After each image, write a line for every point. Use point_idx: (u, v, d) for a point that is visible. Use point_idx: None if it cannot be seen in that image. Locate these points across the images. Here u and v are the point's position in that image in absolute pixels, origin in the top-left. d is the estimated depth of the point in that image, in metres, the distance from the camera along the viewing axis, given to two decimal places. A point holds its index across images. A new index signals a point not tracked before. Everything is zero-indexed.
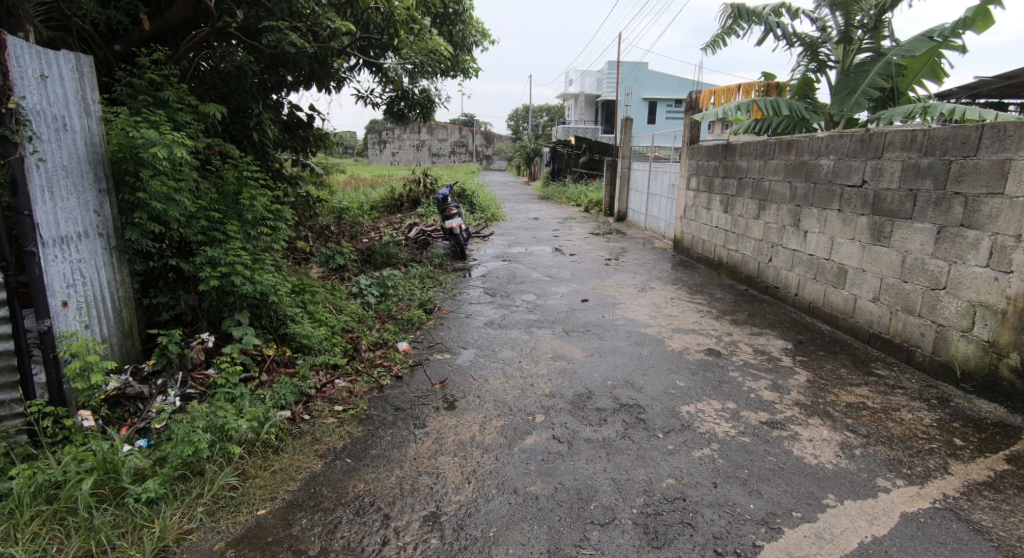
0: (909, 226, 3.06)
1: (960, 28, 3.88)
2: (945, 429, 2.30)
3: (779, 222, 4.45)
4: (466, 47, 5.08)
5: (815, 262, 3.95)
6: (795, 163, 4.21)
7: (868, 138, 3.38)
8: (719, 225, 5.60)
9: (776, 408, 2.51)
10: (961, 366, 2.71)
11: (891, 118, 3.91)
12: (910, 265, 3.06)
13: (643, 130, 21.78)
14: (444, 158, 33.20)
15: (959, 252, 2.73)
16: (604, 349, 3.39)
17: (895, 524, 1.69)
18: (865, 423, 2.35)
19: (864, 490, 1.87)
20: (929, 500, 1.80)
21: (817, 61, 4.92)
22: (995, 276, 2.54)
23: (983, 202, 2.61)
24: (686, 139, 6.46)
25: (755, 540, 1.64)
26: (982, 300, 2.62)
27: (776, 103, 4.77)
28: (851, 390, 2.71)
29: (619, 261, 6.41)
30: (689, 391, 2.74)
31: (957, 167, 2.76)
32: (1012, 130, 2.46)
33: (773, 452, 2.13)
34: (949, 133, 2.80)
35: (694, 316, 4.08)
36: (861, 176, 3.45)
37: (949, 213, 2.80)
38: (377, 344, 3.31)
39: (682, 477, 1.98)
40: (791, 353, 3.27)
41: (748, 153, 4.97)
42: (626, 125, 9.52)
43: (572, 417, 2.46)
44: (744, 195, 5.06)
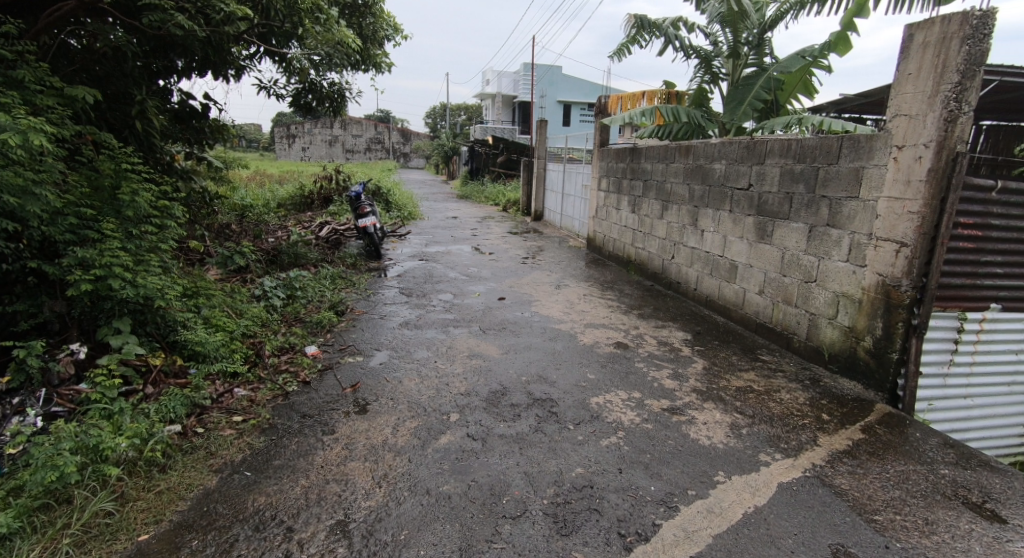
0: (786, 225, 3.41)
1: (827, 51, 4.37)
2: (816, 406, 2.59)
3: (679, 222, 4.77)
4: (376, 41, 4.94)
5: (711, 258, 4.27)
6: (693, 166, 4.53)
7: (753, 146, 3.71)
8: (628, 224, 5.89)
9: (675, 395, 2.70)
10: (828, 349, 3.06)
11: (773, 128, 4.32)
12: (788, 260, 3.40)
13: (558, 132, 22.42)
14: (359, 155, 32.14)
15: (826, 249, 3.09)
16: (519, 346, 3.45)
17: (773, 494, 1.87)
18: (751, 404, 2.59)
19: (748, 465, 2.06)
20: (801, 470, 2.01)
21: (710, 73, 5.33)
22: (853, 269, 2.90)
23: (843, 204, 2.97)
24: (596, 142, 6.74)
25: (654, 520, 1.75)
26: (844, 291, 2.97)
27: (676, 110, 5.10)
28: (740, 375, 2.97)
29: (535, 260, 6.55)
30: (598, 383, 2.85)
31: (824, 173, 3.10)
32: (864, 141, 2.81)
33: (672, 436, 2.28)
34: (816, 143, 3.15)
35: (605, 312, 4.27)
36: (748, 180, 3.79)
37: (817, 214, 3.15)
38: (282, 349, 3.14)
39: (590, 466, 2.06)
40: (690, 343, 3.52)
41: (652, 157, 5.28)
42: (540, 126, 9.76)
43: (486, 414, 2.48)
44: (649, 196, 5.37)
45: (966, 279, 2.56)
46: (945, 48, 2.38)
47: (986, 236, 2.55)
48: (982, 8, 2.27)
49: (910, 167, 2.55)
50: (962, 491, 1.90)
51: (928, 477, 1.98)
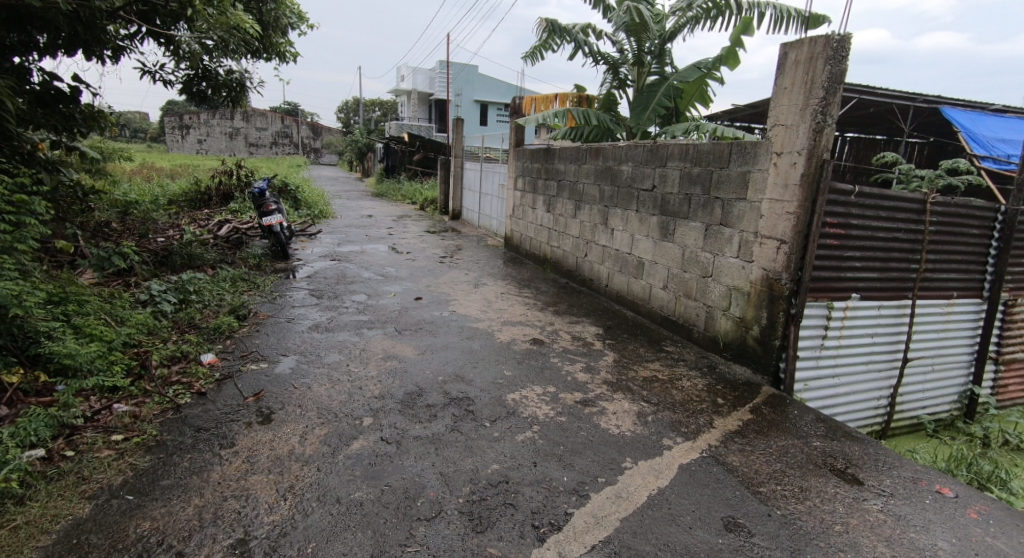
0: (686, 224, 3.66)
1: (719, 64, 4.73)
2: (713, 391, 2.80)
3: (591, 221, 4.95)
4: (279, 28, 4.66)
5: (620, 256, 4.48)
6: (602, 168, 4.72)
7: (656, 149, 3.94)
8: (543, 223, 6.03)
9: (588, 388, 2.80)
10: (723, 338, 3.33)
11: (673, 133, 4.62)
12: (687, 257, 3.65)
13: (476, 131, 22.47)
14: (264, 149, 30.19)
15: (720, 246, 3.35)
16: (436, 345, 3.41)
17: (675, 475, 2.00)
18: (656, 393, 2.75)
19: (653, 450, 2.18)
20: (699, 451, 2.17)
21: (617, 79, 5.59)
22: (742, 264, 3.17)
23: (734, 205, 3.23)
24: (512, 142, 6.83)
25: (567, 509, 1.79)
26: (735, 284, 3.23)
27: (587, 113, 5.30)
28: (646, 366, 3.14)
29: (453, 259, 6.51)
30: (514, 379, 2.89)
31: (717, 176, 3.36)
32: (750, 148, 3.08)
33: (585, 427, 2.36)
34: (710, 148, 3.40)
35: (522, 309, 4.34)
36: (652, 182, 4.01)
37: (712, 214, 3.41)
38: (172, 358, 2.87)
39: (505, 461, 2.08)
40: (602, 337, 3.67)
41: (565, 158, 5.44)
42: (457, 124, 9.72)
43: (401, 417, 2.42)
44: (562, 196, 5.53)
45: (833, 272, 2.89)
46: (812, 66, 2.67)
47: (848, 234, 2.88)
48: (841, 32, 2.57)
49: (786, 172, 2.83)
50: (831, 459, 2.14)
51: (804, 450, 2.21)
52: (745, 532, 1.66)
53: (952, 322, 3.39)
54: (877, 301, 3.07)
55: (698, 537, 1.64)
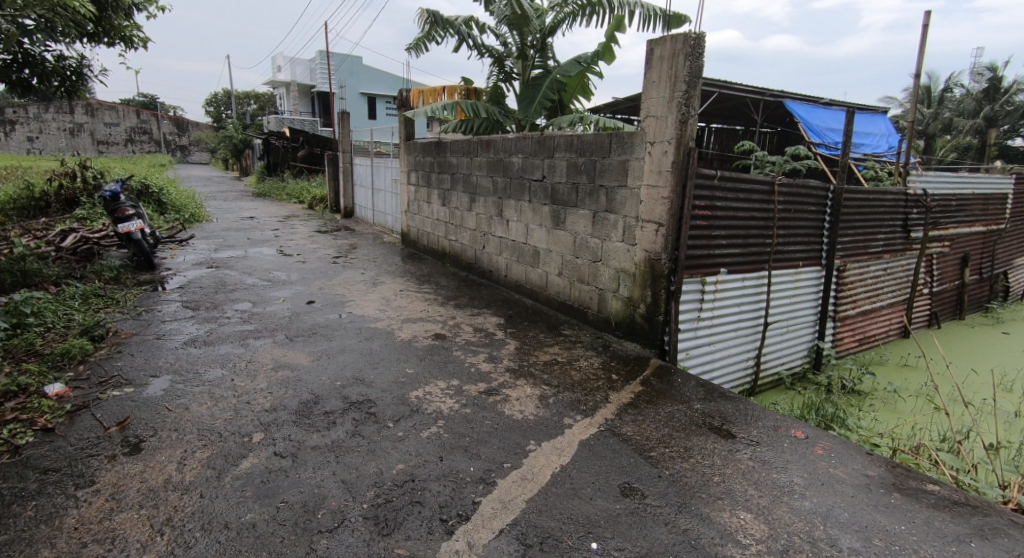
0: (575, 212, 3.82)
1: (596, 59, 4.98)
2: (607, 368, 2.96)
3: (487, 213, 4.99)
4: (120, 9, 4.12)
5: (516, 246, 4.57)
6: (494, 160, 4.77)
7: (543, 141, 4.06)
8: (439, 217, 5.97)
9: (491, 377, 2.83)
10: (614, 318, 3.53)
11: (559, 125, 4.78)
12: (578, 243, 3.81)
13: (364, 126, 21.65)
14: (118, 147, 26.64)
15: (606, 231, 3.54)
16: (332, 350, 3.24)
17: (576, 450, 2.09)
18: (556, 375, 2.85)
19: (555, 430, 2.26)
20: (597, 426, 2.28)
21: (503, 72, 5.65)
22: (627, 247, 3.38)
23: (616, 192, 3.43)
24: (402, 136, 6.66)
25: (474, 498, 1.80)
26: (622, 267, 3.44)
27: (475, 105, 5.31)
28: (546, 350, 3.25)
29: (347, 259, 6.23)
30: (417, 376, 2.84)
31: (600, 165, 3.54)
32: (626, 138, 3.28)
33: (489, 416, 2.38)
34: (592, 138, 3.57)
35: (422, 305, 4.27)
36: (542, 173, 4.13)
37: (598, 201, 3.59)
38: (7, 393, 2.44)
39: (411, 460, 2.04)
40: (503, 327, 3.73)
41: (457, 151, 5.41)
42: (342, 118, 9.28)
43: (296, 428, 2.28)
44: (457, 189, 5.50)
45: (704, 250, 3.19)
46: (675, 62, 2.90)
47: (714, 216, 3.18)
48: (697, 31, 2.82)
49: (660, 160, 3.05)
50: (709, 419, 2.36)
51: (686, 413, 2.41)
52: (640, 495, 1.78)
53: (801, 288, 3.90)
54: (741, 274, 3.44)
55: (598, 506, 1.73)
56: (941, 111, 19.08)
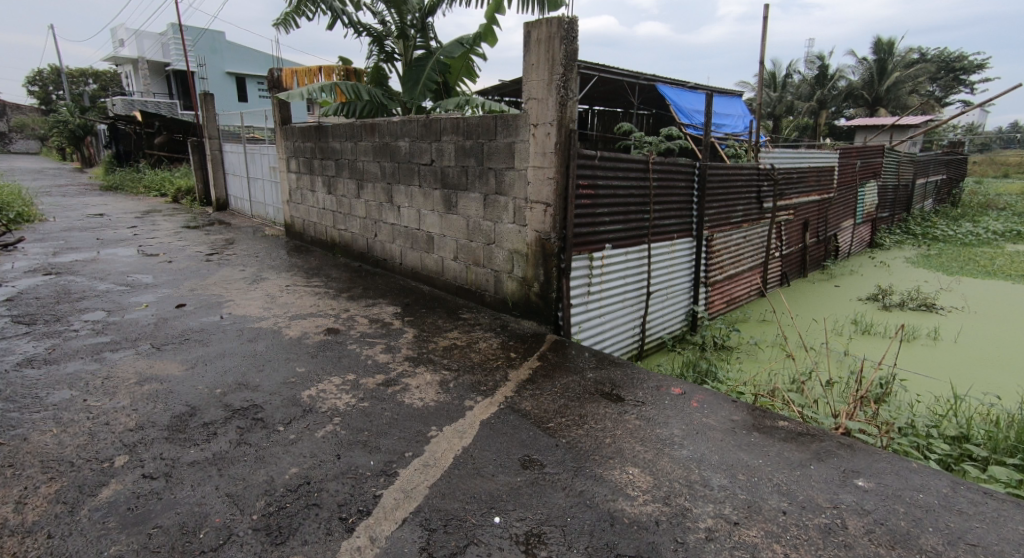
0: (466, 195, 3.81)
1: (479, 40, 4.95)
2: (506, 348, 3.03)
3: (376, 200, 4.81)
4: None
5: (410, 233, 4.47)
6: (380, 145, 4.59)
7: (429, 124, 3.98)
8: (325, 206, 5.65)
9: (389, 368, 2.76)
10: (511, 298, 3.61)
11: (446, 107, 4.71)
12: (471, 227, 3.82)
13: (234, 110, 19.77)
14: None
15: (498, 214, 3.58)
16: (209, 356, 2.96)
17: (477, 431, 2.11)
18: (456, 359, 2.86)
19: (456, 413, 2.27)
20: (497, 405, 2.33)
21: (384, 52, 5.43)
22: (518, 229, 3.44)
23: (504, 174, 3.47)
24: (277, 120, 6.17)
25: (375, 492, 1.76)
26: (515, 248, 3.51)
27: (356, 87, 5.05)
28: (445, 336, 3.24)
29: (223, 255, 5.69)
30: (309, 375, 2.69)
31: (487, 148, 3.55)
32: (511, 120, 3.32)
33: (389, 407, 2.33)
34: (478, 121, 3.57)
35: (312, 300, 4.04)
36: (430, 156, 4.05)
37: (487, 184, 3.61)
38: None
39: (305, 462, 1.94)
40: (400, 316, 3.65)
41: (339, 136, 5.13)
42: (205, 100, 8.37)
43: (170, 445, 2.06)
44: (342, 175, 5.23)
45: (589, 228, 3.35)
46: (552, 45, 2.98)
47: (597, 195, 3.37)
48: (570, 16, 2.91)
49: (544, 142, 3.13)
50: (601, 386, 2.52)
51: (580, 383, 2.55)
52: (539, 466, 1.85)
53: (677, 258, 4.27)
54: (624, 249, 3.68)
55: (499, 481, 1.78)
56: (783, 95, 21.65)
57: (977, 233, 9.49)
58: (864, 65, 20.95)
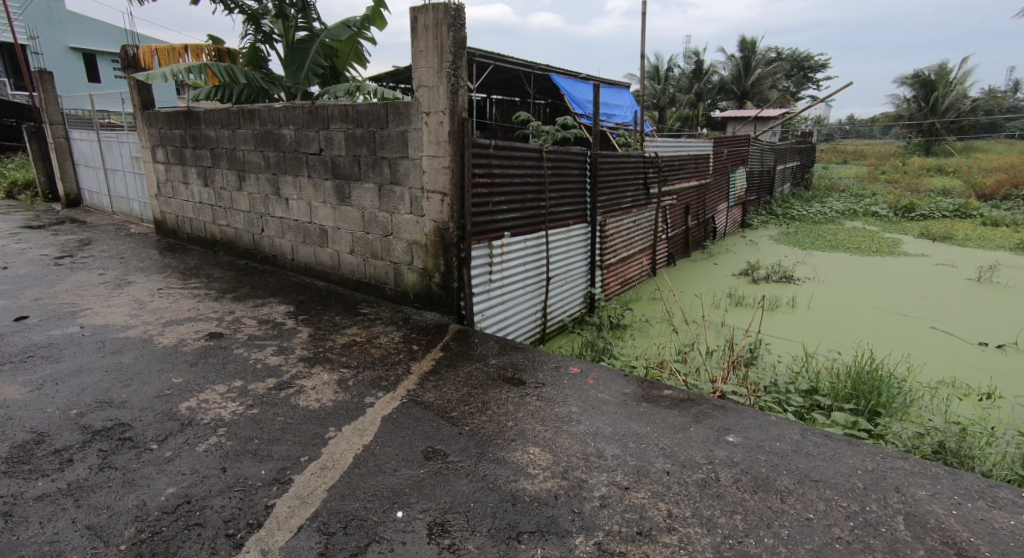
0: (359, 186, 3.66)
1: (366, 24, 4.75)
2: (408, 341, 2.98)
3: (260, 192, 4.47)
4: None
5: (300, 227, 4.22)
6: (261, 132, 4.25)
7: (315, 111, 3.76)
8: (202, 200, 5.14)
9: (281, 371, 2.60)
10: (412, 290, 3.55)
11: (334, 93, 4.46)
12: (367, 219, 3.69)
13: (83, 91, 17.25)
14: None
15: (394, 204, 3.48)
16: (61, 373, 2.59)
17: (378, 428, 2.07)
18: (356, 356, 2.76)
19: (355, 411, 2.20)
20: (399, 399, 2.29)
21: (261, 32, 5.02)
22: (416, 219, 3.38)
23: (398, 163, 3.37)
24: (137, 104, 5.48)
25: (266, 502, 1.66)
26: (413, 239, 3.44)
27: (231, 70, 4.62)
28: (343, 333, 3.11)
29: (77, 258, 4.98)
30: (188, 385, 2.46)
31: (379, 137, 3.43)
32: (402, 108, 3.24)
33: (281, 412, 2.20)
34: (367, 108, 3.43)
35: (189, 303, 3.67)
36: (318, 145, 3.84)
37: (381, 174, 3.50)
38: None
39: (185, 479, 1.78)
40: (293, 315, 3.44)
41: (213, 122, 4.67)
42: (44, 80, 7.21)
43: (13, 479, 1.79)
44: (219, 165, 4.79)
45: (487, 217, 3.38)
46: (440, 32, 2.93)
47: (494, 183, 3.40)
48: (456, 3, 2.89)
49: (437, 130, 3.09)
50: (503, 371, 2.57)
51: (483, 370, 2.58)
52: (442, 456, 1.86)
53: (573, 243, 4.45)
54: (522, 236, 3.77)
55: (401, 476, 1.77)
56: (666, 87, 23.18)
57: (824, 213, 10.92)
58: (732, 61, 23.02)
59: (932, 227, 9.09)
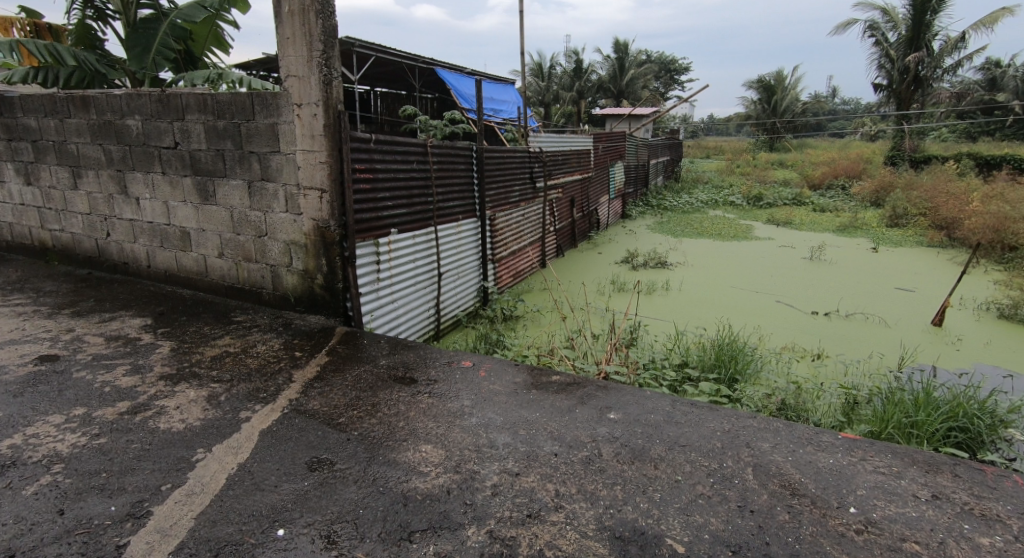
0: (225, 183, 3.35)
1: (226, 5, 4.34)
2: (289, 347, 2.79)
3: (102, 191, 3.90)
4: None
5: (156, 229, 3.76)
6: (99, 123, 3.71)
7: (166, 99, 3.36)
8: (25, 201, 4.37)
9: (136, 392, 2.31)
10: (293, 293, 3.32)
11: (191, 81, 4.01)
12: (236, 219, 3.39)
13: None
14: None
15: (267, 202, 3.23)
16: None
17: (255, 443, 1.92)
18: (228, 369, 2.53)
19: (229, 429, 2.02)
20: (280, 410, 2.14)
21: (93, 8, 4.36)
22: (293, 218, 3.15)
23: (269, 158, 3.13)
24: None
25: (119, 542, 1.47)
26: (290, 239, 3.21)
27: (55, 49, 3.95)
28: (213, 344, 2.83)
29: None
30: (12, 419, 2.09)
31: (245, 129, 3.16)
32: (270, 98, 3.01)
33: (137, 438, 1.96)
34: (229, 98, 3.14)
35: (12, 323, 3.12)
36: (172, 138, 3.43)
37: (250, 169, 3.22)
38: None
39: (10, 530, 1.52)
40: (151, 328, 3.07)
41: (34, 110, 3.98)
42: None
43: None
44: (46, 161, 4.09)
45: (371, 213, 3.27)
46: (307, 19, 2.77)
47: (376, 179, 3.30)
48: None
49: (310, 124, 2.90)
50: (394, 371, 2.51)
51: (372, 372, 2.49)
52: (328, 465, 1.78)
53: (463, 237, 4.45)
54: (410, 232, 3.70)
55: (282, 491, 1.66)
56: (549, 84, 24.07)
57: (691, 203, 12.07)
58: (608, 62, 24.43)
59: (776, 214, 10.44)
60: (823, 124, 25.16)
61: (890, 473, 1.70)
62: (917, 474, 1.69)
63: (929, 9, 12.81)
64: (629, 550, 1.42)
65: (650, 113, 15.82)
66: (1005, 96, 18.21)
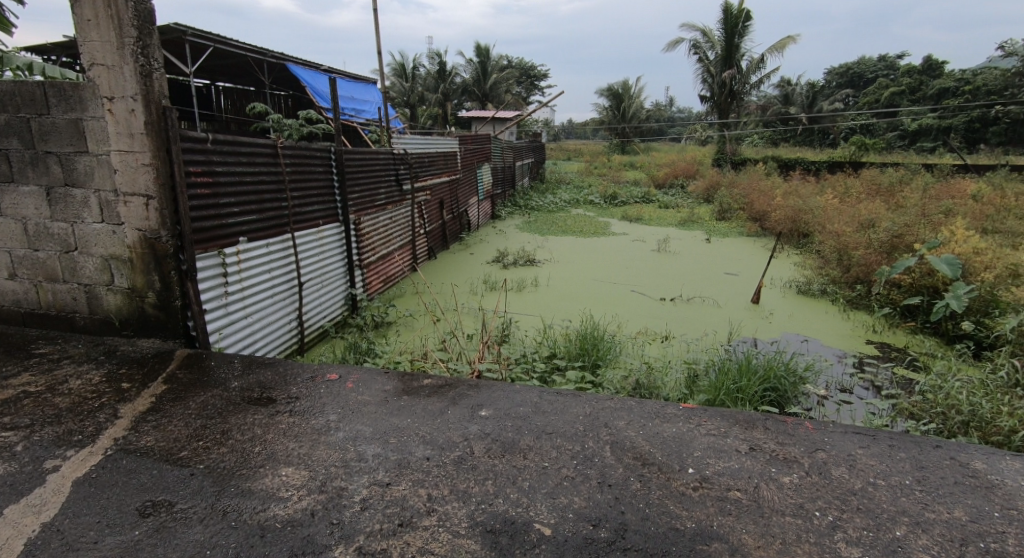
0: (14, 189, 2.78)
1: None
2: (113, 379, 2.40)
3: None
4: None
5: None
6: None
7: None
8: None
9: None
10: (117, 315, 2.86)
11: None
12: (34, 231, 2.83)
13: None
14: None
15: (74, 211, 2.74)
16: None
17: (68, 497, 1.63)
18: (28, 412, 2.11)
19: (30, 484, 1.69)
20: (101, 453, 1.84)
21: None
22: (111, 229, 2.71)
23: (74, 160, 2.67)
24: None
25: None
26: (110, 253, 2.76)
27: None
28: (5, 384, 2.34)
29: None
30: None
31: (38, 125, 2.66)
32: (70, 90, 2.57)
33: None
34: (13, 88, 2.62)
35: None
36: None
37: (49, 173, 2.72)
38: None
39: None
40: None
41: None
42: None
43: None
44: None
45: (212, 221, 2.94)
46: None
47: (217, 182, 2.98)
48: None
49: (126, 120, 2.53)
50: (248, 392, 2.29)
51: (222, 395, 2.25)
52: (165, 508, 1.57)
53: (325, 244, 4.21)
54: (262, 240, 3.40)
55: (106, 547, 1.43)
56: (413, 85, 23.76)
57: (556, 203, 12.75)
58: (471, 64, 24.73)
59: (629, 211, 11.45)
60: (663, 129, 28.15)
61: (719, 434, 1.97)
62: (738, 431, 1.98)
63: (737, 33, 14.97)
64: (499, 542, 1.46)
65: (513, 117, 16.40)
66: (796, 109, 22.00)
